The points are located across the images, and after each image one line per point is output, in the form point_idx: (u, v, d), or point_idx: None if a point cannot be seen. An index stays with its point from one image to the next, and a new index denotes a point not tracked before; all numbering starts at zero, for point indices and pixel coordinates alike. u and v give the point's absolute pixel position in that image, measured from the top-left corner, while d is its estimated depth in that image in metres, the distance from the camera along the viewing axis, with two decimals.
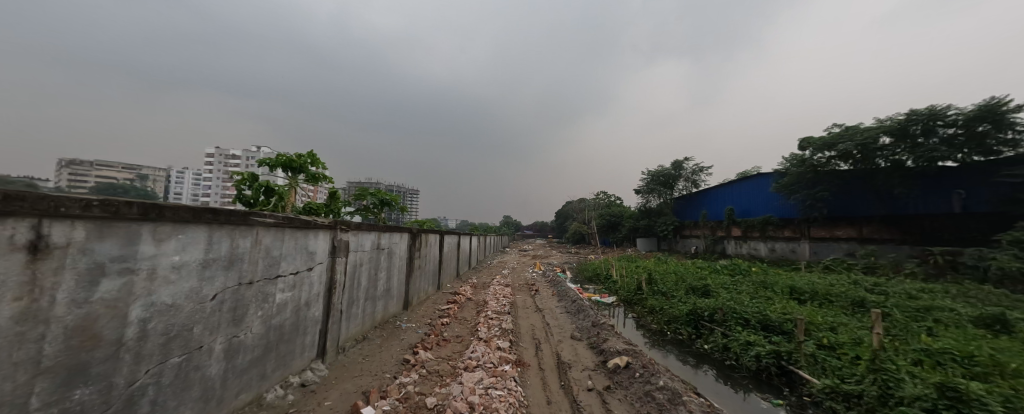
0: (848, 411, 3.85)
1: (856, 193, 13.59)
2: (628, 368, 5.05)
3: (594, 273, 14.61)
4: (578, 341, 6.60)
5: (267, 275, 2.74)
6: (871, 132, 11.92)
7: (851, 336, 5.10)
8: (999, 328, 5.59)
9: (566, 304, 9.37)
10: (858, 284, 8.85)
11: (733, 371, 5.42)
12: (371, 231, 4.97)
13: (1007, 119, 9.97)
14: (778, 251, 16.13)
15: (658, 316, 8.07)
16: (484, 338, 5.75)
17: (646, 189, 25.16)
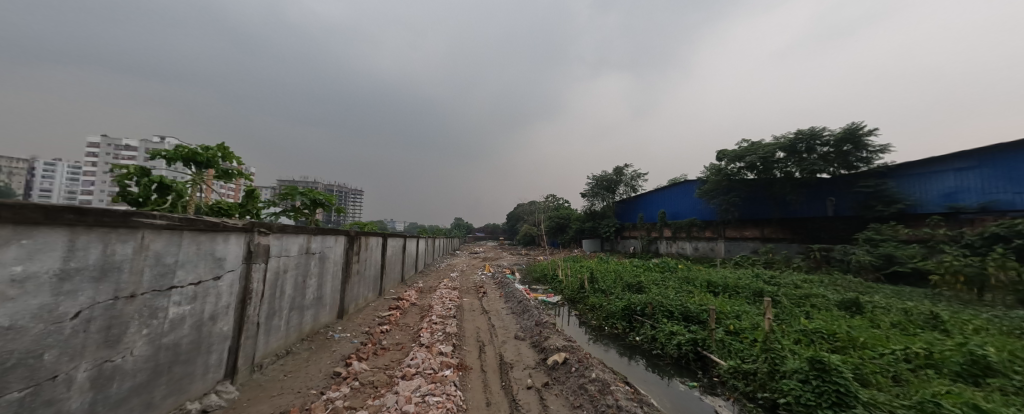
0: (746, 387, 4.46)
1: (759, 200, 15.84)
2: (566, 363, 5.27)
3: (541, 274, 15.00)
4: (522, 341, 6.70)
5: (156, 286, 2.34)
6: (770, 147, 14.03)
7: (749, 322, 5.91)
8: (854, 309, 6.88)
9: (513, 305, 9.48)
10: (761, 277, 10.31)
11: (659, 359, 5.94)
12: (299, 233, 4.52)
13: (863, 141, 12.52)
14: (700, 250, 18.18)
15: (598, 313, 8.54)
16: (426, 343, 5.55)
17: (590, 193, 26.58)
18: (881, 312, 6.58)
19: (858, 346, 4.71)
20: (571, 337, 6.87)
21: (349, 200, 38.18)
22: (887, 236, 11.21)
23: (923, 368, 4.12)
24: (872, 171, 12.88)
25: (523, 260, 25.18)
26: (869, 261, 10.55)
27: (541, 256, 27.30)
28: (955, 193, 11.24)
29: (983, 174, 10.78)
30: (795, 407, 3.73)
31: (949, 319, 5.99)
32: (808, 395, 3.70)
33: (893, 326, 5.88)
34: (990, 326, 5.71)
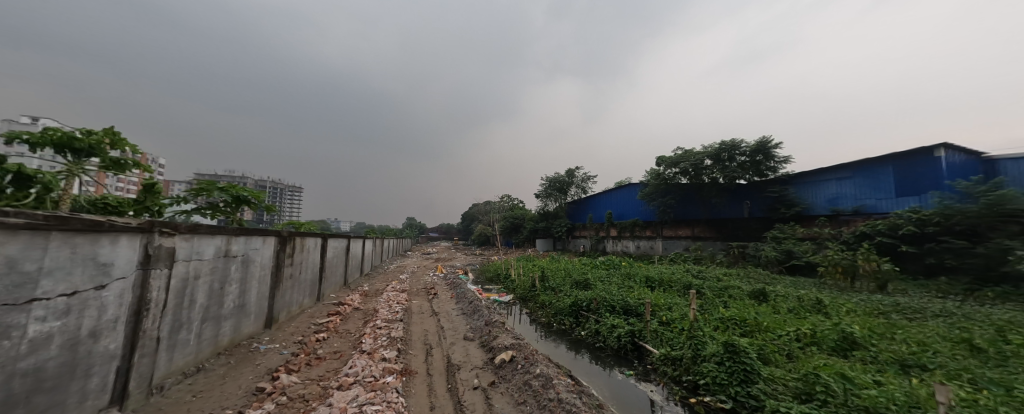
0: (674, 372, 4.90)
1: (691, 202, 17.47)
2: (512, 361, 5.33)
3: (495, 274, 15.01)
4: (470, 342, 6.63)
5: (8, 299, 1.91)
6: (699, 155, 15.59)
7: (678, 312, 6.48)
8: (762, 298, 7.90)
9: (463, 306, 9.35)
10: (692, 272, 11.38)
11: (601, 351, 6.27)
12: (216, 234, 4.00)
13: (771, 153, 14.48)
14: (642, 248, 19.53)
15: (547, 311, 8.76)
16: (367, 350, 5.24)
17: (543, 193, 27.16)
18: (783, 299, 7.64)
19: (763, 330, 5.40)
20: (519, 335, 6.97)
21: (286, 197, 34.86)
22: (787, 235, 13.05)
23: (811, 346, 4.85)
24: (778, 178, 14.90)
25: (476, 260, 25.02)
26: (775, 256, 12.21)
27: (494, 256, 27.34)
28: (837, 198, 13.44)
29: (855, 182, 13.05)
30: (712, 387, 4.18)
31: (829, 304, 7.15)
32: (722, 374, 4.17)
33: (789, 311, 6.87)
34: (861, 309, 6.91)
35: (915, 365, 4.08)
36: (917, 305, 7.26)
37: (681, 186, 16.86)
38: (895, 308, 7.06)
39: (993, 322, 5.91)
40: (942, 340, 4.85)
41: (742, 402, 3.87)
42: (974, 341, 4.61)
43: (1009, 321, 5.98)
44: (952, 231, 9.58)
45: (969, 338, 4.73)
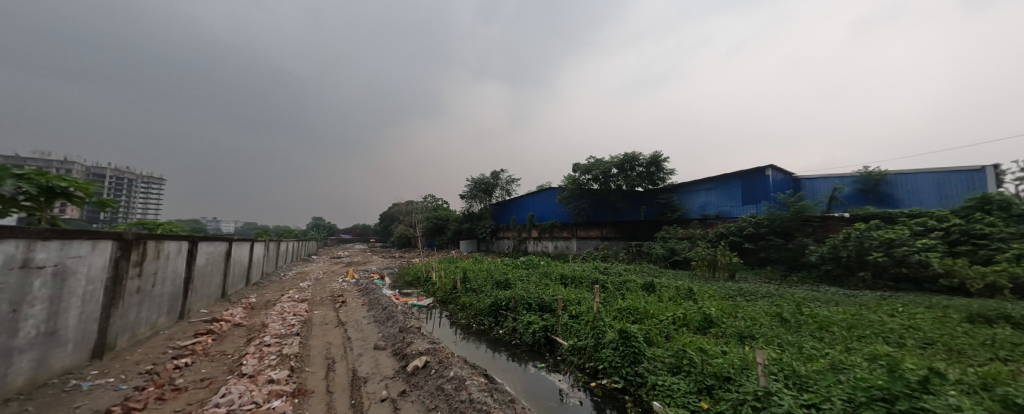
0: (580, 360, 5.30)
1: (599, 206, 19.24)
2: (426, 367, 5.12)
3: (414, 278, 14.23)
4: (380, 351, 6.16)
5: None
6: (606, 165, 17.35)
7: (584, 305, 7.00)
8: (652, 289, 9.13)
9: (375, 313, 8.68)
10: (600, 268, 12.53)
11: (517, 348, 6.46)
12: (6, 239, 2.95)
13: (662, 166, 16.92)
14: (559, 248, 20.76)
15: (467, 312, 8.67)
16: (248, 373, 4.45)
17: (467, 194, 26.79)
18: (668, 289, 8.94)
19: (652, 316, 6.21)
20: (436, 339, 6.73)
21: None
22: (671, 234, 15.33)
23: (684, 327, 5.77)
24: (666, 187, 17.44)
25: (393, 263, 23.47)
26: (662, 253, 14.26)
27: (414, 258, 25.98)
28: (705, 205, 16.34)
29: (717, 192, 16.04)
30: (608, 370, 4.69)
31: (698, 292, 8.63)
32: (616, 358, 4.69)
33: (670, 299, 8.08)
34: (721, 294, 8.50)
35: (750, 336, 5.18)
36: (755, 289, 9.24)
37: (593, 191, 18.47)
38: (742, 292, 8.89)
39: (796, 298, 7.93)
40: (768, 315, 6.26)
41: (631, 381, 4.41)
42: (783, 314, 6.08)
43: (807, 298, 8.05)
44: (775, 231, 12.50)
45: (781, 312, 6.20)
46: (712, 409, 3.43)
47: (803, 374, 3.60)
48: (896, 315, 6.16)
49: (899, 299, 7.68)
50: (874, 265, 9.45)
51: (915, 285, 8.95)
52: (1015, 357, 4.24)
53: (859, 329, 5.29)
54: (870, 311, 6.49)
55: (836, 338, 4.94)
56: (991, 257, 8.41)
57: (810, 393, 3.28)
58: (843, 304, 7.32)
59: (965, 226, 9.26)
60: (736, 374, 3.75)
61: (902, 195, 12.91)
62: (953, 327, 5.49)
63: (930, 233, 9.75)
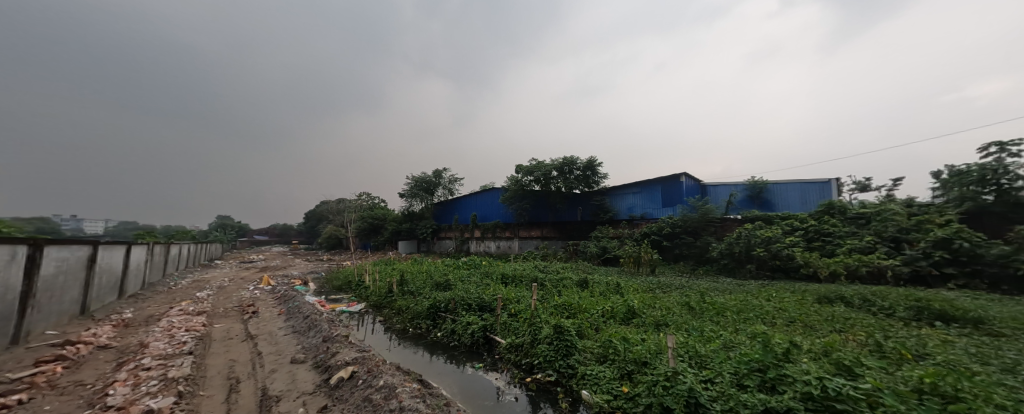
0: (518, 358, 5.34)
1: (540, 206, 19.76)
2: (352, 378, 4.74)
3: (344, 282, 13.13)
4: (300, 364, 5.56)
5: None
6: (546, 167, 17.94)
7: (523, 303, 7.06)
8: (585, 286, 9.61)
9: (295, 322, 7.83)
10: (539, 267, 12.86)
11: (455, 350, 6.30)
12: None
13: (596, 170, 17.97)
14: (501, 248, 20.74)
15: (402, 316, 8.25)
16: (117, 405, 3.68)
17: (409, 193, 25.23)
18: (600, 285, 9.49)
19: (584, 311, 6.53)
20: (367, 347, 6.27)
21: None
22: (603, 234, 16.31)
23: (612, 319, 6.16)
24: (600, 190, 18.55)
25: (321, 266, 21.44)
26: (595, 251, 15.15)
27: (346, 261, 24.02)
28: (634, 207, 17.76)
29: (644, 195, 17.52)
30: (543, 364, 4.81)
31: (625, 286, 9.31)
32: (550, 352, 4.83)
33: (601, 294, 8.60)
34: (644, 288, 9.27)
35: (665, 323, 5.73)
36: (672, 282, 10.25)
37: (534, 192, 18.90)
38: (661, 285, 9.80)
39: (702, 289, 8.99)
40: (680, 304, 6.99)
41: (563, 373, 4.58)
42: (692, 303, 6.83)
43: (711, 288, 9.19)
44: (687, 230, 14.05)
45: (690, 301, 6.97)
46: (631, 392, 3.71)
47: (704, 354, 4.09)
48: (774, 300, 7.33)
49: (775, 286, 9.17)
50: (758, 258, 11.16)
51: (781, 274, 10.78)
52: (850, 329, 5.32)
53: (746, 313, 6.16)
54: (756, 298, 7.60)
55: (733, 322, 5.68)
56: (834, 251, 10.46)
57: (709, 370, 3.71)
58: (738, 292, 8.49)
59: (816, 226, 11.43)
60: (652, 358, 4.09)
61: (779, 202, 15.50)
62: (812, 307, 6.71)
63: (793, 232, 11.77)
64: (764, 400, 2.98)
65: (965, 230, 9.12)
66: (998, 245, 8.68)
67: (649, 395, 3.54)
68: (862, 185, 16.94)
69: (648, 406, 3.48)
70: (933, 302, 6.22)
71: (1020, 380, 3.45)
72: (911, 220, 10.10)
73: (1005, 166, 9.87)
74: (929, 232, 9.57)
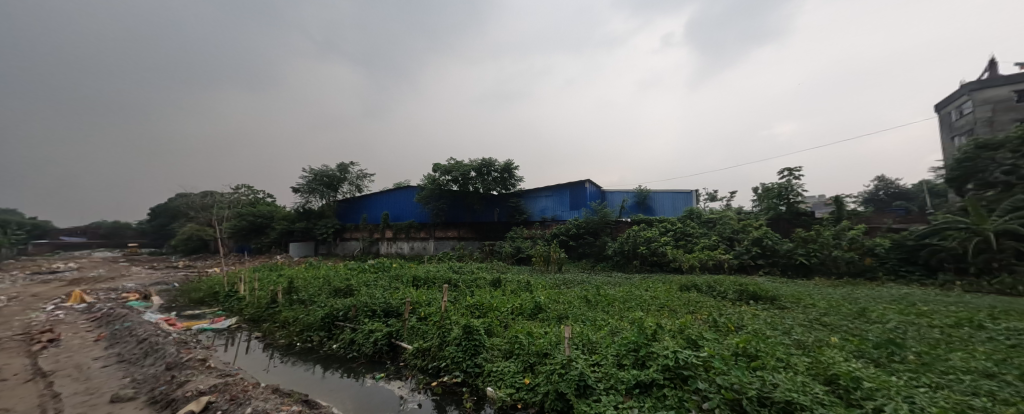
0: (424, 363, 5.01)
1: (457, 206, 19.35)
2: (208, 410, 3.88)
3: (208, 294, 10.71)
4: (127, 402, 4.32)
5: None
6: (465, 167, 17.76)
7: (433, 305, 6.55)
8: (498, 285, 9.73)
9: (126, 349, 6.08)
10: (453, 268, 12.63)
11: (352, 362, 5.63)
12: None
13: (513, 173, 18.41)
14: (415, 249, 19.53)
15: (289, 330, 6.89)
16: None
17: (304, 189, 20.63)
18: (512, 283, 9.72)
19: (495, 309, 6.51)
20: (233, 371, 5.18)
21: None
22: (518, 234, 16.83)
23: (521, 316, 6.35)
24: (516, 191, 19.11)
25: (172, 275, 17.13)
26: (510, 251, 15.58)
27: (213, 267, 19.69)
28: (546, 209, 18.86)
29: (555, 199, 18.73)
30: (450, 366, 4.65)
31: (534, 284, 9.75)
32: (458, 353, 4.68)
33: (511, 292, 8.81)
34: (550, 284, 9.84)
35: (565, 316, 6.18)
36: (576, 278, 11.13)
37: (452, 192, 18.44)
38: (566, 281, 10.53)
39: (598, 283, 10.02)
40: (579, 298, 7.64)
41: (469, 372, 4.51)
42: (590, 297, 7.48)
43: (604, 282, 10.31)
44: (589, 231, 15.51)
45: (589, 296, 7.62)
46: (531, 383, 3.86)
47: (595, 340, 4.53)
48: (652, 290, 8.58)
49: (654, 278, 10.74)
50: (641, 255, 12.98)
51: (658, 268, 12.70)
52: (700, 310, 6.58)
53: (631, 303, 7.06)
54: (640, 289, 8.78)
55: (620, 312, 6.43)
56: (692, 248, 12.76)
57: (598, 355, 4.10)
58: (626, 285, 9.69)
59: (681, 228, 13.77)
60: (552, 348, 4.27)
61: (657, 208, 18.46)
62: (678, 295, 8.03)
63: (666, 232, 13.97)
64: (637, 376, 3.44)
65: (770, 232, 12.19)
66: (788, 243, 11.79)
67: (547, 384, 3.72)
68: (712, 194, 21.09)
69: (546, 394, 3.66)
70: (751, 286, 8.11)
71: (796, 338, 4.73)
72: (739, 224, 13.06)
73: (792, 186, 13.42)
74: (749, 232, 12.58)
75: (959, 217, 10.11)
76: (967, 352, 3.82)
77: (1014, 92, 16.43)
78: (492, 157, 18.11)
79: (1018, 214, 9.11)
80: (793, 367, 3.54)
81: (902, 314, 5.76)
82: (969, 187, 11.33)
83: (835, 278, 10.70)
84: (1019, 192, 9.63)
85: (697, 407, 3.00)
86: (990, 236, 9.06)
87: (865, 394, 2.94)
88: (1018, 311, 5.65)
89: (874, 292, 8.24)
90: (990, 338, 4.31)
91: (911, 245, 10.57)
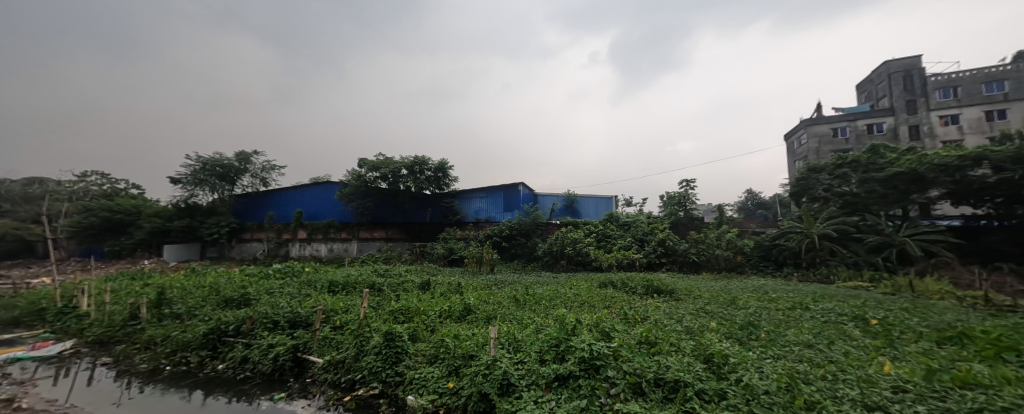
0: (336, 377, 4.51)
1: (385, 205, 18.12)
2: None
3: (30, 311, 8.16)
4: None
5: None
6: (396, 164, 16.75)
7: (351, 313, 5.99)
8: (428, 288, 9.33)
9: None
10: (376, 271, 11.74)
11: (244, 384, 4.81)
12: None
13: (447, 172, 17.87)
14: (334, 251, 17.74)
15: (155, 352, 5.51)
16: None
17: (188, 179, 16.74)
18: (442, 286, 9.42)
19: (422, 313, 6.22)
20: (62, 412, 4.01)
21: None
22: (451, 235, 16.29)
23: (449, 319, 6.18)
24: (449, 192, 18.58)
25: None
26: (442, 253, 15.10)
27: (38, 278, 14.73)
28: (480, 211, 18.80)
29: (489, 200, 18.80)
30: (367, 377, 4.29)
31: (464, 285, 9.60)
32: (377, 362, 4.33)
33: (441, 294, 8.52)
34: (482, 286, 9.80)
35: (494, 317, 6.19)
36: (506, 279, 11.28)
37: (380, 190, 17.21)
38: (497, 282, 10.61)
39: (526, 283, 10.30)
40: (509, 298, 7.76)
41: (389, 382, 4.20)
42: (520, 297, 7.63)
43: (531, 282, 10.65)
44: (521, 232, 15.88)
45: (519, 295, 7.75)
46: (455, 387, 3.76)
47: (520, 339, 4.62)
48: (576, 288, 9.12)
49: (578, 277, 11.43)
50: (567, 255, 13.79)
51: (582, 267, 13.59)
52: (614, 304, 7.23)
53: (556, 301, 7.42)
54: (565, 287, 9.28)
55: (546, 309, 6.74)
56: (611, 248, 13.93)
57: (522, 352, 4.20)
58: (553, 284, 10.14)
59: (601, 230, 14.93)
60: (478, 349, 4.22)
61: (582, 211, 19.80)
62: (597, 292, 8.65)
63: (589, 233, 15.02)
64: (556, 370, 3.61)
65: (670, 234, 13.91)
66: (685, 243, 13.65)
67: (471, 386, 3.66)
68: (627, 200, 23.31)
69: (469, 396, 3.59)
70: (655, 282, 9.18)
71: (686, 325, 5.49)
72: (648, 227, 14.61)
73: (690, 196, 15.69)
74: (655, 234, 14.22)
75: (798, 223, 12.80)
76: (799, 329, 4.87)
77: (832, 129, 21.63)
78: (425, 155, 17.37)
79: (834, 221, 11.95)
80: (681, 349, 4.10)
81: (761, 301, 7.09)
82: (804, 200, 14.55)
83: (718, 273, 12.77)
84: (833, 204, 12.62)
85: (606, 393, 3.26)
86: (816, 238, 11.73)
87: (730, 368, 3.54)
88: (832, 295, 7.43)
89: (745, 283, 10.00)
90: (813, 316, 5.58)
91: (767, 245, 13.17)
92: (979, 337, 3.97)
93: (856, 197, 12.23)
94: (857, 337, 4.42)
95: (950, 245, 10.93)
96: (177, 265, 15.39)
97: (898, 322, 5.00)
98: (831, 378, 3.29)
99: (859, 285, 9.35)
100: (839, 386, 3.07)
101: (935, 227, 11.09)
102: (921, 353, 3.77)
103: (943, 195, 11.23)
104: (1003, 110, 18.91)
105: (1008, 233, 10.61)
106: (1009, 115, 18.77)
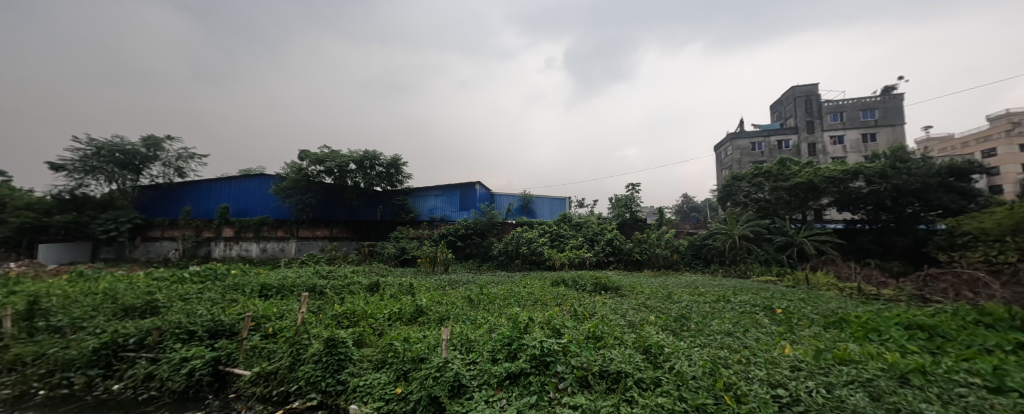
0: (267, 390, 4.16)
1: (330, 203, 17.08)
2: None
3: None
4: None
5: None
6: (344, 158, 15.78)
7: (287, 319, 5.59)
8: (376, 289, 8.98)
9: None
10: (318, 273, 10.98)
11: (147, 406, 4.22)
12: None
13: (400, 169, 17.19)
14: (268, 251, 16.32)
15: (21, 375, 4.56)
16: None
17: (75, 166, 13.78)
18: (391, 287, 9.12)
19: (369, 316, 5.99)
20: None
21: None
22: (403, 234, 15.78)
23: (398, 321, 6.02)
24: (402, 190, 17.95)
25: None
26: (393, 252, 14.57)
27: None
28: (433, 210, 18.44)
29: (444, 199, 18.55)
30: (303, 388, 4.04)
31: (415, 286, 9.37)
32: (316, 371, 4.11)
33: (390, 296, 8.25)
34: (435, 286, 9.63)
35: (446, 317, 6.15)
36: (460, 279, 11.17)
37: (323, 186, 16.04)
38: (450, 282, 10.45)
39: (480, 283, 10.28)
40: (463, 298, 7.73)
41: (329, 391, 4.00)
42: (473, 296, 7.65)
43: (486, 281, 10.69)
44: (476, 232, 15.82)
45: (472, 295, 7.78)
46: (403, 392, 3.67)
47: (472, 340, 4.64)
48: (529, 287, 9.32)
49: (532, 276, 11.63)
50: (520, 254, 14.04)
51: (536, 266, 13.86)
52: (565, 302, 7.53)
53: (509, 300, 7.53)
54: (519, 286, 9.37)
55: (499, 308, 6.83)
56: (563, 247, 14.40)
57: (474, 352, 4.23)
58: (507, 283, 10.26)
59: (555, 230, 15.35)
60: (429, 352, 4.19)
61: (536, 212, 20.24)
62: (549, 290, 8.90)
63: (543, 232, 15.41)
64: (507, 368, 3.70)
65: (616, 235, 14.73)
66: (629, 243, 14.58)
67: (419, 389, 3.59)
68: (579, 201, 24.25)
69: (417, 401, 3.53)
70: (602, 279, 9.70)
71: (629, 320, 5.90)
72: (597, 228, 15.30)
73: (635, 198, 16.76)
74: (603, 233, 14.95)
75: (722, 225, 14.24)
76: (721, 319, 5.45)
77: (751, 143, 24.47)
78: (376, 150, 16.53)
79: (750, 223, 13.50)
80: (623, 342, 4.41)
81: (691, 296, 7.81)
82: (727, 204, 16.28)
83: (656, 270, 13.83)
84: (750, 209, 14.27)
85: (554, 388, 3.44)
86: (736, 238, 13.17)
87: (665, 357, 3.90)
88: (748, 289, 8.41)
89: (680, 280, 10.89)
90: (733, 307, 6.31)
91: (698, 244, 14.54)
92: (852, 321, 4.81)
93: (768, 202, 13.95)
94: (766, 324, 5.10)
95: (837, 243, 12.95)
96: (58, 268, 12.86)
97: (796, 310, 5.84)
98: (745, 361, 3.77)
99: (769, 279, 10.69)
100: (751, 368, 3.53)
101: (825, 229, 13.05)
102: (812, 336, 4.46)
103: (830, 202, 13.29)
104: (874, 133, 22.72)
105: (876, 235, 12.69)
106: (878, 138, 22.63)
